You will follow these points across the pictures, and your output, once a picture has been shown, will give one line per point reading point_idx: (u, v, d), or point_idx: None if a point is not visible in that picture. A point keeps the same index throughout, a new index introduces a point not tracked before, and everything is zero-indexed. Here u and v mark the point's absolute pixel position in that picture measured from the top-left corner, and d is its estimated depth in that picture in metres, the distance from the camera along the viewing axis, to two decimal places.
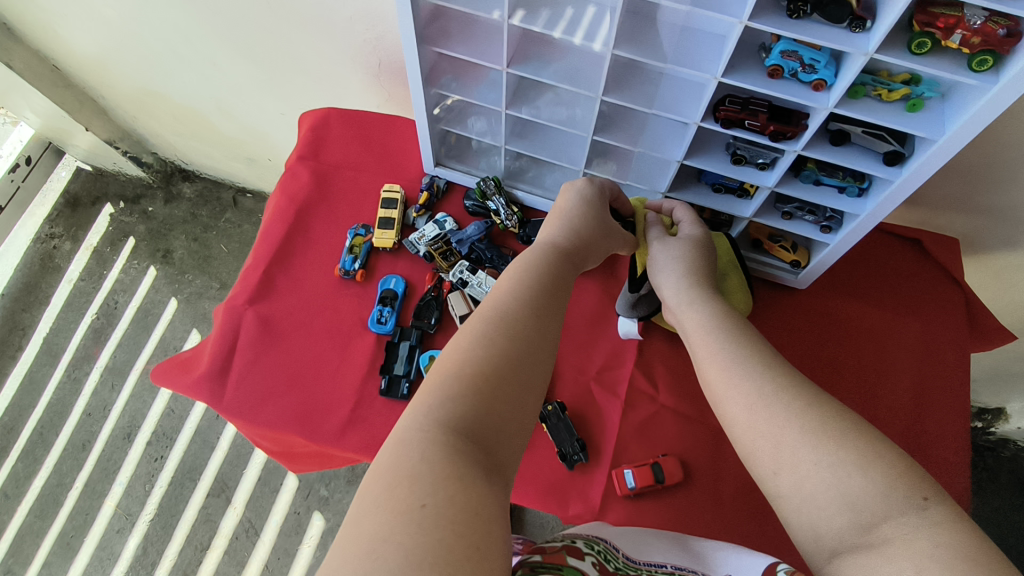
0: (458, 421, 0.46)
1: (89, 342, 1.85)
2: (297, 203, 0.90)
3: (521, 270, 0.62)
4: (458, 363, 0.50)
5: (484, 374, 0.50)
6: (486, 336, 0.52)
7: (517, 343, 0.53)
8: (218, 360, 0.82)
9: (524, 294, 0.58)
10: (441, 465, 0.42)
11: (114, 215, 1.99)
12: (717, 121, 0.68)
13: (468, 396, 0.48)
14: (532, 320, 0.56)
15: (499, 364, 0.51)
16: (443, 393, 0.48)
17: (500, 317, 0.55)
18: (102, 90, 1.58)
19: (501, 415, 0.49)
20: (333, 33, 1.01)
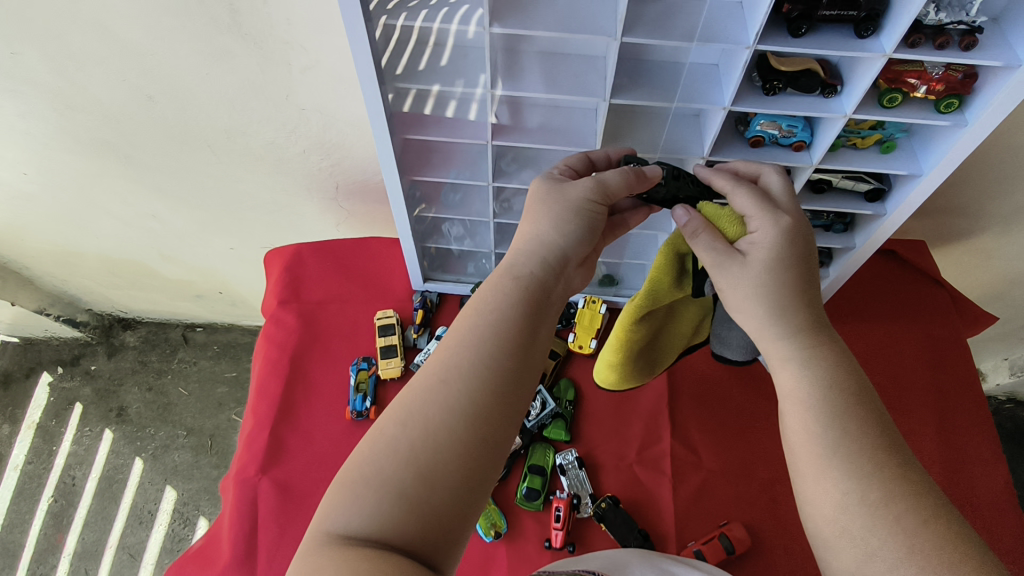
0: (370, 520, 0.41)
1: (50, 530, 1.66)
2: (289, 351, 0.87)
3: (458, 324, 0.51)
4: (371, 450, 0.45)
5: (397, 462, 0.43)
6: (392, 423, 0.45)
7: (444, 418, 0.45)
8: (240, 543, 0.74)
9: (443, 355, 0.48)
10: (337, 548, 0.39)
11: (53, 384, 1.83)
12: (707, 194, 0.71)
13: (383, 487, 0.42)
14: (467, 377, 0.47)
15: (416, 449, 0.44)
16: (350, 493, 0.43)
17: (425, 393, 0.47)
18: (25, 260, 1.47)
19: (431, 512, 0.42)
20: (285, 167, 0.99)
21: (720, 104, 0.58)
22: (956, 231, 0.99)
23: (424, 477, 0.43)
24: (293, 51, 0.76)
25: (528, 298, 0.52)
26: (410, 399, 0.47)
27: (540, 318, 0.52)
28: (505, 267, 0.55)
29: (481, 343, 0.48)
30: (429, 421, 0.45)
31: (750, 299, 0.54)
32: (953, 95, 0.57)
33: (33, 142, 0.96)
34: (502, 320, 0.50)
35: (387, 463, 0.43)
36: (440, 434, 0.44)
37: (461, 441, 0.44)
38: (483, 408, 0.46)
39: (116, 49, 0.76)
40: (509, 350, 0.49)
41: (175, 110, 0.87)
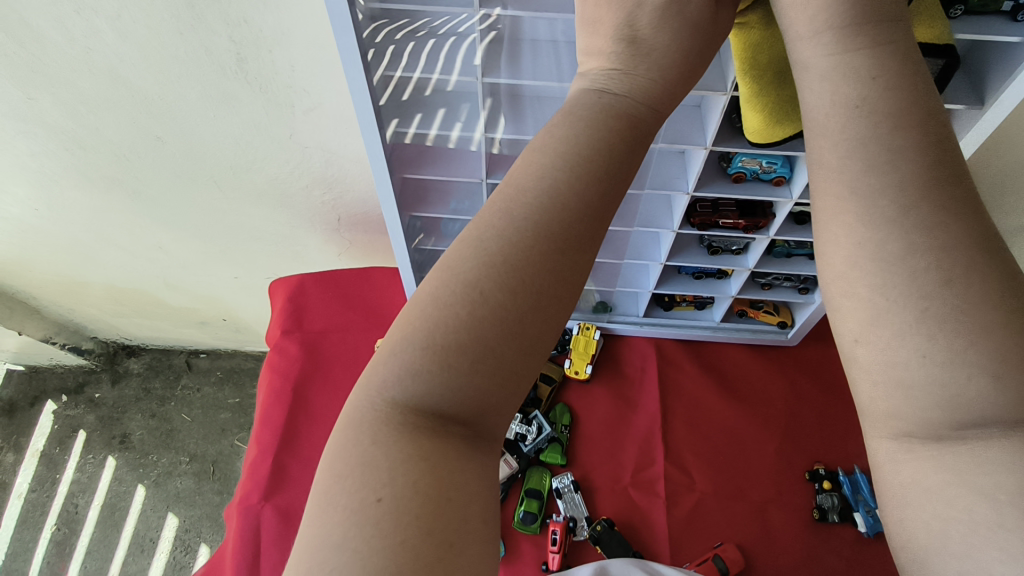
0: (423, 389, 0.30)
1: (53, 558, 1.67)
2: (292, 380, 0.89)
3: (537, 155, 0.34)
4: (433, 291, 0.32)
5: (462, 323, 0.30)
6: (460, 271, 0.31)
7: (529, 262, 0.31)
8: (244, 570, 0.76)
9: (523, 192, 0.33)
10: (391, 429, 0.30)
11: (58, 412, 1.85)
12: (694, 226, 0.74)
13: (452, 345, 0.30)
14: (558, 213, 0.32)
15: (485, 297, 0.30)
16: (407, 346, 0.31)
17: (498, 234, 0.32)
18: (33, 290, 1.50)
19: (506, 382, 0.31)
20: (289, 200, 1.02)
21: (702, 144, 0.62)
22: None
23: (493, 343, 0.30)
24: (296, 94, 0.79)
25: (613, 133, 0.35)
26: (472, 241, 0.32)
27: (627, 158, 0.35)
28: (590, 101, 0.36)
29: (574, 181, 0.33)
30: (508, 258, 0.31)
31: (829, 78, 0.34)
32: None
33: (46, 179, 1.00)
34: (593, 152, 0.34)
35: (454, 316, 0.30)
36: (522, 280, 0.31)
37: (548, 290, 0.31)
38: (572, 254, 0.32)
39: (129, 95, 0.80)
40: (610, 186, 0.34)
41: (183, 149, 0.90)
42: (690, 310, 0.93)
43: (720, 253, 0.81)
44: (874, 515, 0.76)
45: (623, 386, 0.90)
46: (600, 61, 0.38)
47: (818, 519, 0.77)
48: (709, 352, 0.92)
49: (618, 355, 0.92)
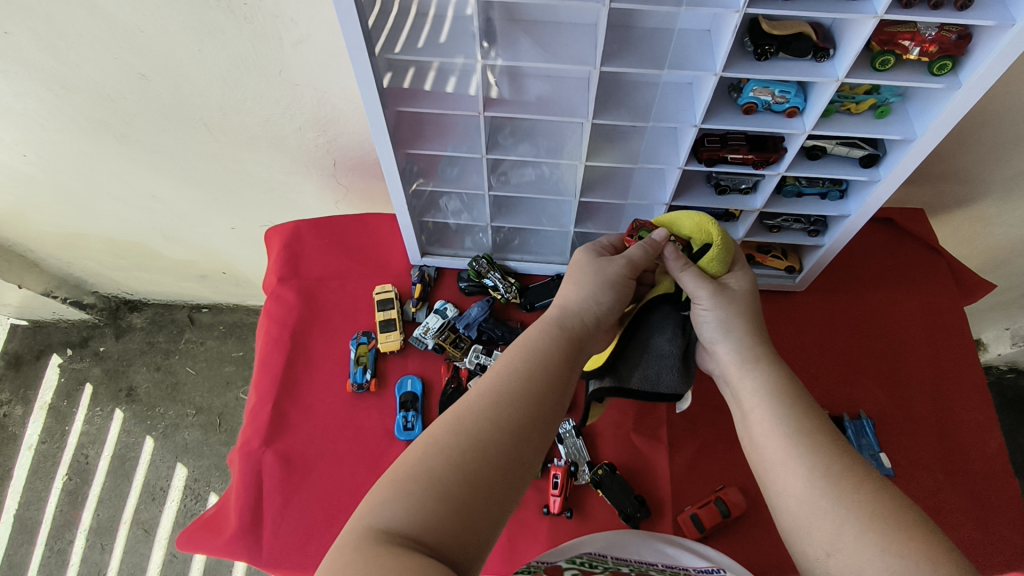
0: (413, 518, 0.42)
1: (66, 507, 1.70)
2: (290, 327, 0.88)
3: (503, 374, 0.52)
4: (419, 453, 0.46)
5: (445, 462, 0.45)
6: (444, 442, 0.46)
7: (491, 449, 0.47)
8: (246, 513, 0.76)
9: (492, 398, 0.50)
10: (377, 542, 0.40)
11: (63, 365, 1.86)
12: (700, 162, 0.71)
13: (424, 485, 0.44)
14: (516, 390, 0.51)
15: (467, 454, 0.46)
16: (395, 488, 0.44)
17: (473, 431, 0.47)
18: (30, 243, 1.49)
19: (470, 513, 0.44)
20: (283, 145, 0.99)
21: (712, 70, 0.58)
22: (955, 198, 0.98)
23: (462, 476, 0.45)
24: (284, 26, 0.75)
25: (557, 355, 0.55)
26: (451, 425, 0.48)
27: (561, 382, 0.54)
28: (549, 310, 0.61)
29: (530, 366, 0.53)
30: (478, 438, 0.47)
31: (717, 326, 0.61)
32: (946, 56, 0.57)
33: (32, 123, 0.96)
34: (543, 355, 0.54)
35: (440, 451, 0.46)
36: (483, 448, 0.46)
37: (503, 458, 0.47)
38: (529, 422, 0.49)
39: (109, 28, 0.76)
40: (544, 408, 0.51)
41: (170, 89, 0.87)
42: None
43: (728, 193, 0.77)
44: (878, 458, 0.77)
45: None
46: None
47: None
48: None
49: None
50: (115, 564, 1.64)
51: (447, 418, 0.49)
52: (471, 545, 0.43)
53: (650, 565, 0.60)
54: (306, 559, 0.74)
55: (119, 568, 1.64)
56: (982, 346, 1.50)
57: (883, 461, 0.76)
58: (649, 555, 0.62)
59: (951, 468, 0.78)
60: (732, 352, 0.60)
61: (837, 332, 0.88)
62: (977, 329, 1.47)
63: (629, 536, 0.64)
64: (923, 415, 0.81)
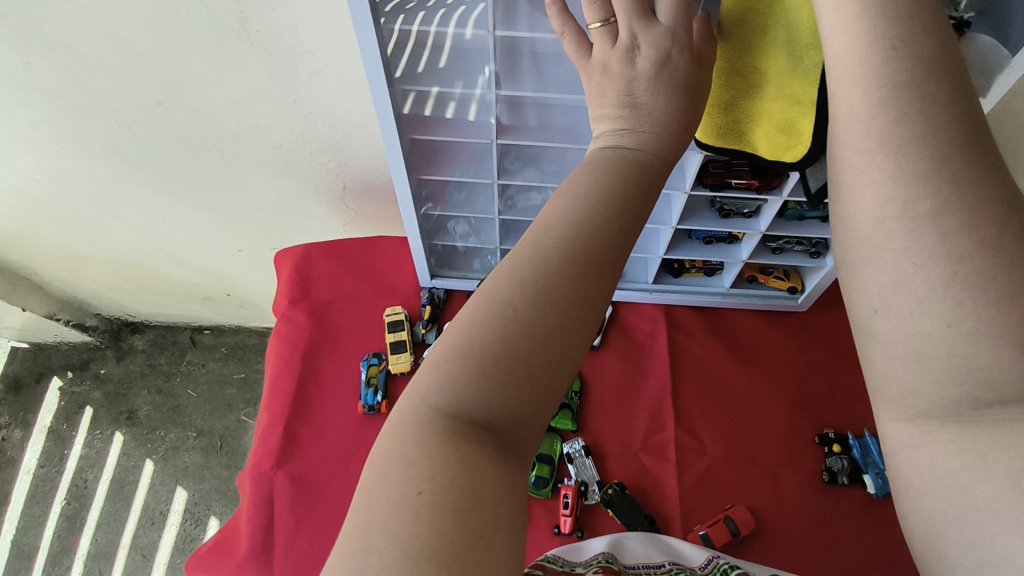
0: (482, 403, 0.36)
1: (64, 532, 1.69)
2: (301, 348, 0.89)
3: (580, 212, 0.42)
4: (478, 314, 0.38)
5: (516, 330, 0.37)
6: (509, 300, 0.38)
7: (556, 324, 0.38)
8: (258, 535, 0.76)
9: (566, 246, 0.40)
10: (440, 436, 0.35)
11: (64, 388, 1.85)
12: (706, 188, 0.73)
13: (493, 361, 0.36)
14: (585, 248, 0.40)
15: (525, 332, 0.37)
16: (452, 363, 0.37)
17: (546, 293, 0.38)
18: (35, 266, 1.50)
19: (546, 397, 0.37)
20: (293, 169, 1.01)
21: None
22: None
23: (520, 358, 0.36)
24: (300, 56, 0.78)
25: (630, 184, 0.44)
26: (511, 280, 0.38)
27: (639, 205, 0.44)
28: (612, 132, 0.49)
29: (602, 215, 0.42)
30: (558, 304, 0.38)
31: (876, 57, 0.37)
32: None
33: (48, 150, 0.98)
34: (617, 203, 0.43)
35: (493, 329, 0.37)
36: (548, 323, 0.37)
37: (581, 321, 0.39)
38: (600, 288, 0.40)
39: (130, 58, 0.78)
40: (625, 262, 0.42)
41: (185, 116, 0.89)
42: (700, 277, 0.91)
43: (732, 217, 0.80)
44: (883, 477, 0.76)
45: (633, 353, 0.89)
46: (610, 125, 0.49)
47: (828, 482, 0.78)
48: (718, 318, 0.92)
49: (627, 323, 0.92)
50: None
51: (506, 274, 0.39)
52: (528, 429, 0.37)
53: (658, 566, 0.59)
54: None
55: None
56: None
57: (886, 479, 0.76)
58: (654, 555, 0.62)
59: None
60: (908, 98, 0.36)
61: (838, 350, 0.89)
62: None
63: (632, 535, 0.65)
64: None
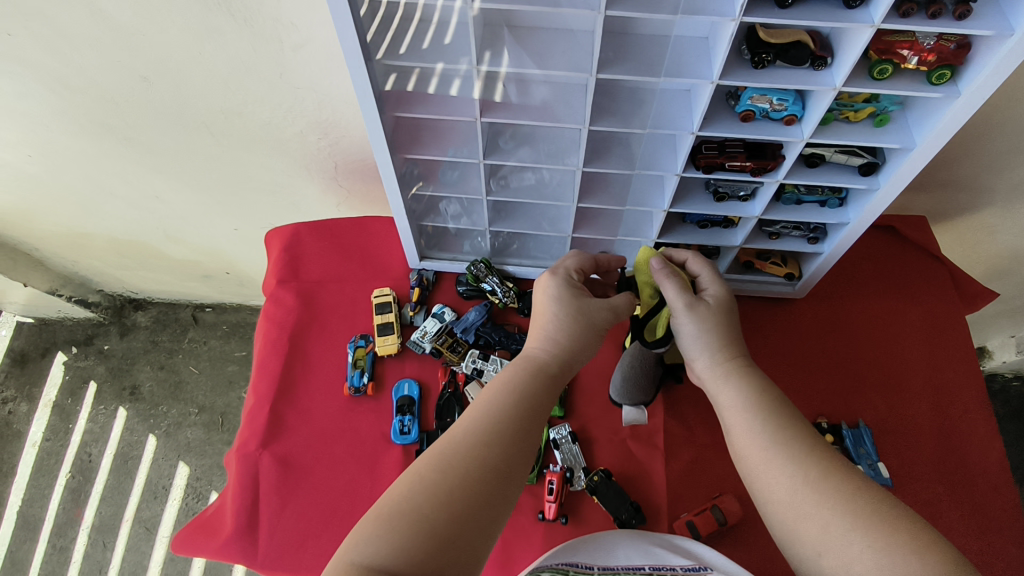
0: (401, 553, 0.42)
1: (69, 504, 1.72)
2: (289, 329, 0.88)
3: (507, 375, 0.57)
4: (407, 487, 0.46)
5: (433, 499, 0.45)
6: (427, 478, 0.47)
7: (478, 494, 0.46)
8: (243, 515, 0.76)
9: (498, 401, 0.53)
10: None
11: (68, 363, 1.87)
12: (699, 169, 0.70)
13: (408, 525, 0.44)
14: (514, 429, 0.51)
15: (444, 506, 0.45)
16: (378, 524, 0.44)
17: (461, 468, 0.47)
18: (35, 242, 1.50)
19: (456, 546, 0.44)
20: (284, 148, 1.00)
21: (709, 79, 0.58)
22: (958, 206, 0.98)
23: (447, 521, 0.44)
24: (283, 29, 0.76)
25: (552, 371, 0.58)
26: (433, 455, 0.49)
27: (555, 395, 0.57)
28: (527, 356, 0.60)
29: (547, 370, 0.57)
30: (466, 476, 0.47)
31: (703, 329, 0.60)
32: (945, 66, 0.56)
33: (37, 125, 0.97)
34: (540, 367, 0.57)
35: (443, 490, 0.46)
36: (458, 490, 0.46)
37: (486, 485, 0.47)
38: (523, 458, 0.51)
39: (110, 30, 0.76)
40: (536, 423, 0.53)
41: (171, 91, 0.87)
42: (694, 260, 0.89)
43: (727, 200, 0.77)
44: (875, 468, 0.76)
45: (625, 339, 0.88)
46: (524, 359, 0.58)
47: None
48: None
49: None
50: (117, 562, 1.65)
51: (430, 454, 0.49)
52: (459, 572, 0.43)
53: (636, 568, 0.58)
54: (301, 563, 0.74)
55: (120, 566, 1.65)
56: (987, 353, 1.49)
57: (880, 471, 0.76)
58: (635, 557, 0.61)
59: (949, 477, 0.77)
60: (697, 329, 0.60)
61: (834, 337, 0.87)
62: (982, 336, 1.46)
63: (619, 539, 0.64)
64: (921, 425, 0.81)
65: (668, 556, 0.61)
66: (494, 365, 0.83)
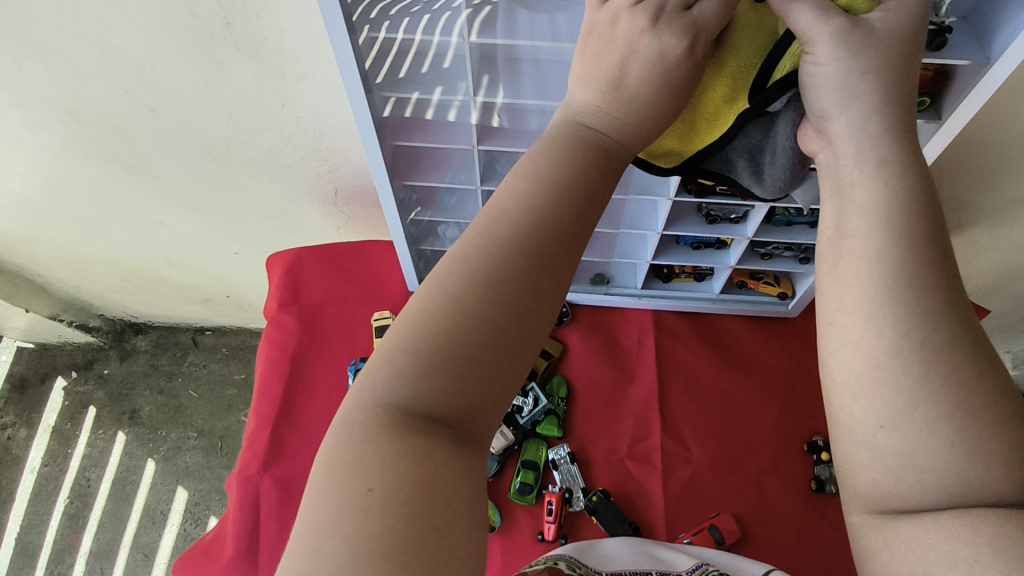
0: (421, 388, 0.34)
1: (67, 530, 1.71)
2: (289, 352, 0.89)
3: (550, 138, 0.41)
4: (419, 305, 0.36)
5: (459, 314, 0.35)
6: (449, 289, 0.36)
7: (519, 304, 0.36)
8: (243, 539, 0.76)
9: (532, 178, 0.39)
10: (386, 428, 0.34)
11: (68, 388, 1.87)
12: (690, 194, 0.72)
13: (433, 356, 0.35)
14: (536, 230, 0.37)
15: (472, 328, 0.35)
16: (393, 358, 0.35)
17: (485, 273, 0.36)
18: (37, 268, 1.51)
19: (490, 372, 0.35)
20: (285, 174, 1.02)
21: None
22: (947, 225, 0.99)
23: (483, 341, 0.35)
24: (286, 61, 0.78)
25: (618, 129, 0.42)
26: (451, 262, 0.37)
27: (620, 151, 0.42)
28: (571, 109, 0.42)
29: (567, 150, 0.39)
30: (493, 284, 0.36)
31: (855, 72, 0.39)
32: (926, 94, 0.58)
33: (44, 154, 0.99)
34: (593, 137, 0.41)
35: (429, 318, 0.35)
36: (489, 305, 0.35)
37: (528, 286, 0.36)
38: (541, 259, 0.37)
39: (117, 63, 0.79)
40: (591, 187, 0.40)
41: (176, 121, 0.90)
42: (690, 282, 0.90)
43: (720, 222, 0.79)
44: None
45: (621, 359, 0.89)
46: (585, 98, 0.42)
47: (815, 490, 0.77)
48: (706, 323, 0.91)
49: (618, 328, 0.91)
50: None
51: (450, 258, 0.37)
52: (501, 394, 0.36)
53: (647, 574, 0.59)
54: None
55: None
56: None
57: None
58: (644, 562, 0.61)
59: None
60: (850, 127, 0.40)
61: None
62: None
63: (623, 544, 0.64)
64: None
65: (675, 560, 0.62)
66: None
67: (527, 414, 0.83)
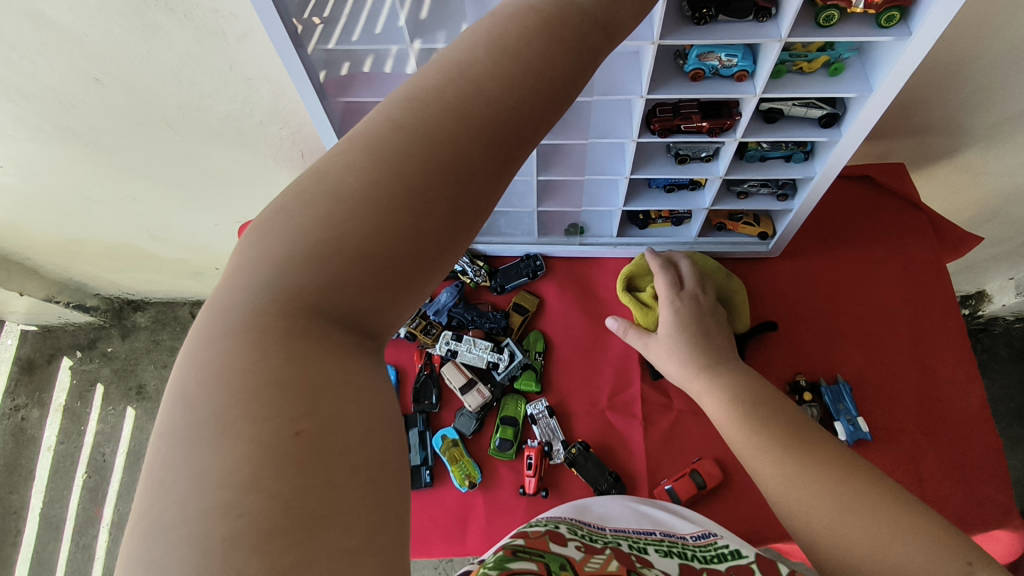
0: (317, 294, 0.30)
1: (87, 503, 1.77)
2: None
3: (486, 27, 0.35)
4: (322, 205, 0.31)
5: (369, 214, 0.31)
6: (356, 185, 0.31)
7: (435, 210, 0.32)
8: None
9: (457, 69, 0.34)
10: (278, 345, 0.29)
11: (74, 367, 1.89)
12: (654, 133, 0.69)
13: (332, 258, 0.30)
14: (458, 126, 0.33)
15: (384, 232, 0.31)
16: (294, 267, 0.30)
17: (398, 170, 0.31)
18: (24, 251, 1.51)
19: (393, 277, 0.31)
20: (248, 139, 0.99)
21: (650, 39, 0.56)
22: (939, 150, 0.95)
23: (394, 241, 0.31)
24: (225, 19, 0.74)
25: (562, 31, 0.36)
26: (363, 153, 0.32)
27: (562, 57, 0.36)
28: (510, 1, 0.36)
29: (510, 63, 0.34)
30: (404, 179, 0.31)
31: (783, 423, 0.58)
32: (893, 9, 0.53)
33: (3, 135, 0.97)
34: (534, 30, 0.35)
35: (332, 219, 0.31)
36: (398, 202, 0.31)
37: (444, 184, 0.32)
38: (475, 188, 0.33)
39: (53, 36, 0.76)
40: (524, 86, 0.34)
41: (126, 92, 0.87)
42: (667, 227, 0.85)
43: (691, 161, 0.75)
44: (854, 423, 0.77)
45: (599, 310, 0.87)
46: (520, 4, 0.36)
47: None
48: None
49: (596, 279, 0.89)
50: None
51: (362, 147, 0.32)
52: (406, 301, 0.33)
53: (648, 533, 0.57)
54: None
55: None
56: (988, 296, 1.46)
57: (860, 425, 0.76)
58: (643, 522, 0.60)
59: (931, 428, 0.77)
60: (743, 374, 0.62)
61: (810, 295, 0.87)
62: (981, 280, 1.43)
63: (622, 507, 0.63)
64: (902, 377, 0.80)
65: (675, 522, 0.60)
66: (467, 346, 0.84)
67: (504, 371, 0.83)
